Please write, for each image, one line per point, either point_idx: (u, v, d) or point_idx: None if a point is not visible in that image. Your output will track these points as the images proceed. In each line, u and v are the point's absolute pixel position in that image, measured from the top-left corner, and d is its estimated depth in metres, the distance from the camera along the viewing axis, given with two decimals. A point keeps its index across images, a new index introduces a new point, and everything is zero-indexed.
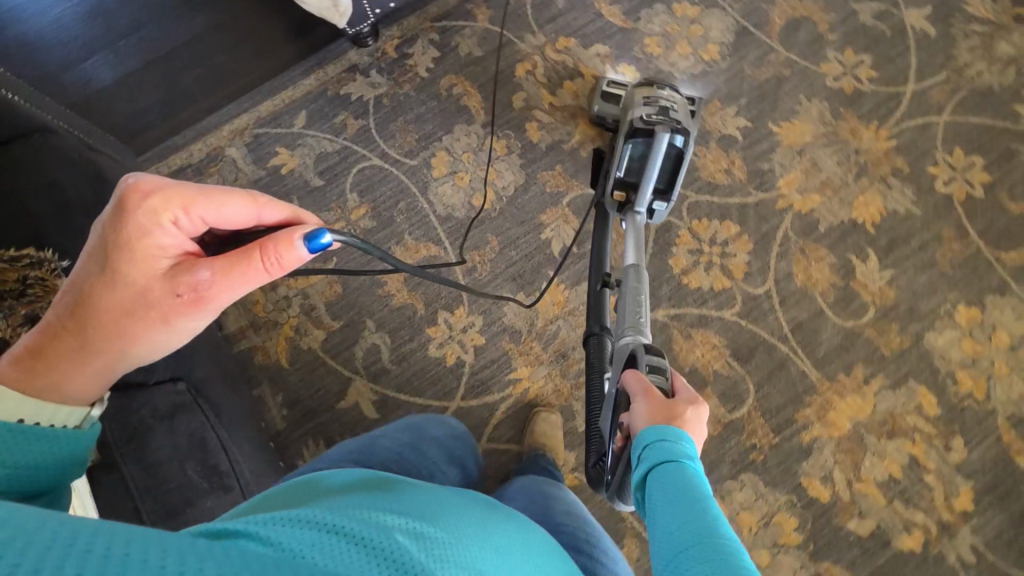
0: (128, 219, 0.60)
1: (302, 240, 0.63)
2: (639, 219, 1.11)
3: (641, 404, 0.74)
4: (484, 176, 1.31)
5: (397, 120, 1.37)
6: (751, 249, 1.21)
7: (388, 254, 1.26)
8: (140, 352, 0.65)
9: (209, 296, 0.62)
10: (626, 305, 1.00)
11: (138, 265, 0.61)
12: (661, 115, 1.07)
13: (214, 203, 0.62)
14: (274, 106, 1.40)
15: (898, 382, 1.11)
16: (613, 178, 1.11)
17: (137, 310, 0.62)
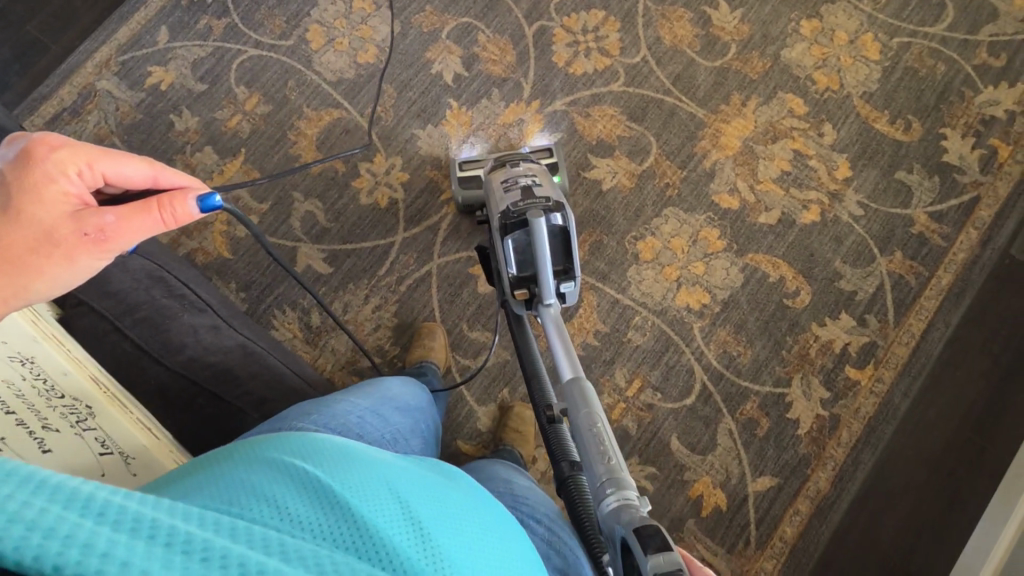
0: (33, 165, 0.63)
1: (197, 197, 0.69)
2: (553, 313, 0.95)
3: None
4: (362, 35, 1.34)
5: (259, 8, 1.36)
6: (620, 27, 1.32)
7: (294, 131, 1.29)
8: (42, 287, 0.64)
9: (113, 237, 0.66)
10: (584, 440, 0.74)
11: (43, 205, 0.64)
12: (528, 197, 0.96)
13: (114, 161, 0.67)
14: (132, 31, 1.37)
15: (769, 97, 1.27)
16: (507, 279, 0.97)
17: (40, 245, 0.63)
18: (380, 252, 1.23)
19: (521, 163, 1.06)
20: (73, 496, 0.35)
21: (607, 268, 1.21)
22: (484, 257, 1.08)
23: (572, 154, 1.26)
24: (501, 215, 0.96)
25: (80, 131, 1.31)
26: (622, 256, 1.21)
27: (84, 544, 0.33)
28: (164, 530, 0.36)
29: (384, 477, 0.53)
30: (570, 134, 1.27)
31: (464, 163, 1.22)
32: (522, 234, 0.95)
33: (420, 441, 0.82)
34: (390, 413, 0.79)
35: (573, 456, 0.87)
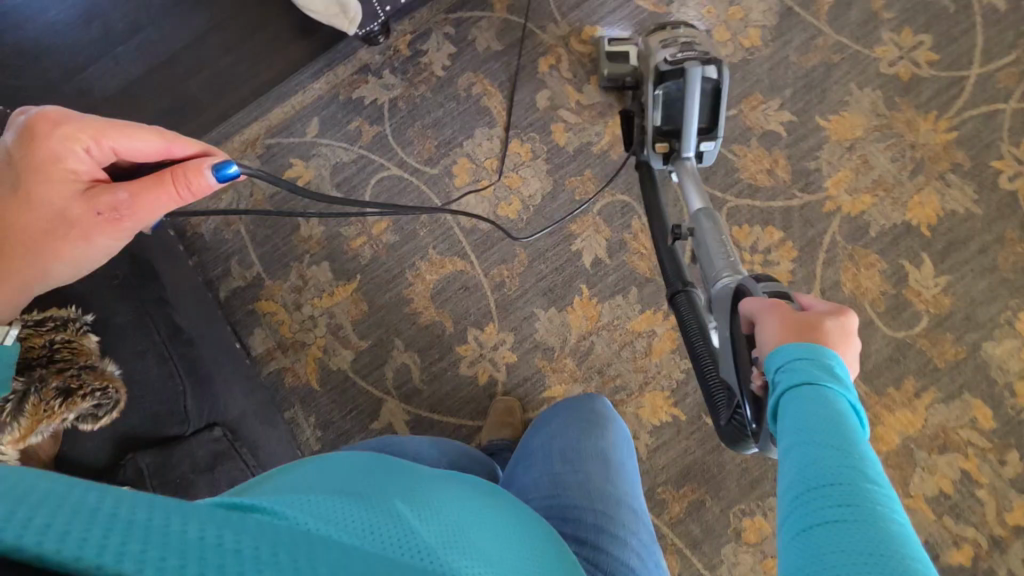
0: (37, 144, 0.69)
1: (210, 169, 0.70)
2: (690, 165, 1.07)
3: (771, 323, 0.65)
4: (509, 184, 1.24)
5: (414, 125, 1.30)
6: (796, 257, 1.15)
7: (413, 270, 1.22)
8: (64, 268, 0.74)
9: (126, 216, 0.71)
10: (711, 250, 0.94)
11: (53, 186, 0.70)
12: (687, 52, 1.03)
13: (122, 135, 0.70)
14: (286, 114, 1.33)
15: (951, 395, 1.07)
16: (652, 128, 1.07)
17: (58, 229, 0.71)
18: (465, 433, 1.15)
19: (680, 28, 1.12)
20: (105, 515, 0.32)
21: (701, 534, 1.07)
22: (626, 123, 1.19)
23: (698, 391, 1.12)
24: (656, 63, 1.04)
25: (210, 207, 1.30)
26: (722, 527, 1.07)
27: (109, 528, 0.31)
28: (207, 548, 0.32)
29: (439, 492, 0.49)
30: None
31: (611, 40, 1.23)
32: (673, 87, 1.04)
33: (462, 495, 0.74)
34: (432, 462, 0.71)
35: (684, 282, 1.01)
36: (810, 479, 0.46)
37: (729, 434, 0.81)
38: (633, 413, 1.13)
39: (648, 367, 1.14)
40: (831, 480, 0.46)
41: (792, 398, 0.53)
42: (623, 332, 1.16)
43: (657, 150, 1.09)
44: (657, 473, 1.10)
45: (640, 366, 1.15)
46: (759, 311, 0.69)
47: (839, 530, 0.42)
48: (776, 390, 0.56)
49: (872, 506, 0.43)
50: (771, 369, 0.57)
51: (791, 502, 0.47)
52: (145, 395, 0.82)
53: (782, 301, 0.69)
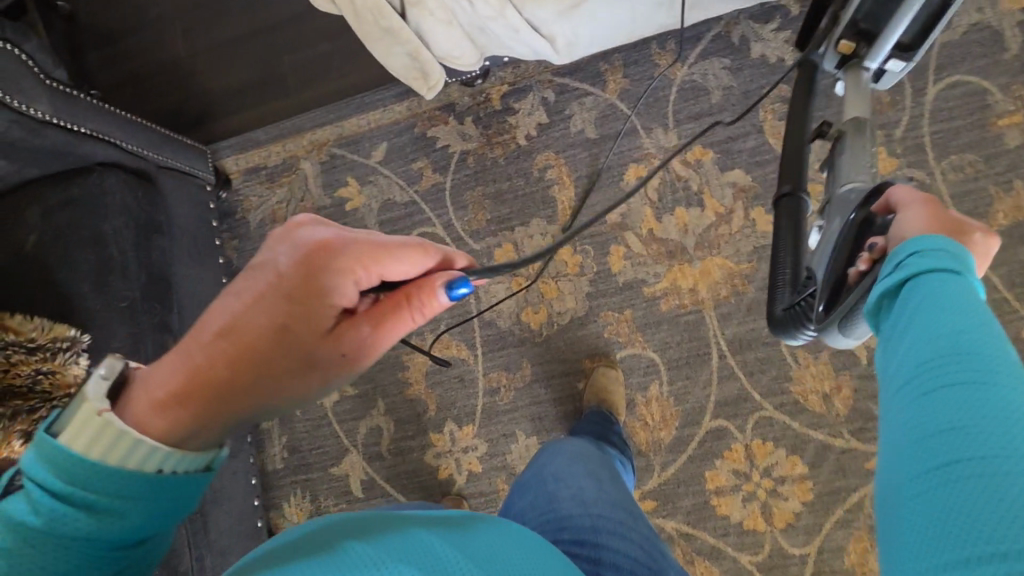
0: (324, 274, 0.58)
1: (445, 288, 0.61)
2: (866, 78, 0.90)
3: (915, 210, 0.57)
4: (544, 291, 1.15)
5: (475, 189, 1.21)
6: (809, 501, 1.02)
7: (419, 338, 1.20)
8: (301, 403, 0.60)
9: (372, 351, 0.62)
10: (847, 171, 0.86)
11: (311, 321, 0.58)
12: None
13: (391, 259, 0.61)
14: (358, 127, 1.28)
15: None
16: (845, 25, 0.85)
17: (312, 360, 0.58)
18: None
19: None
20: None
21: None
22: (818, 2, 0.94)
23: None
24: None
25: (263, 198, 1.30)
26: None
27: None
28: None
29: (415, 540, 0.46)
30: None
31: None
32: None
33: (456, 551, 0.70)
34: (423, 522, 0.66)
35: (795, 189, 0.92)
36: (952, 342, 0.42)
37: (783, 321, 0.84)
38: None
39: None
40: (979, 352, 0.41)
41: (927, 278, 0.47)
42: None
43: (838, 49, 0.89)
44: None
45: None
46: (905, 200, 0.60)
47: (966, 401, 0.39)
48: (896, 274, 0.49)
49: (1011, 384, 0.39)
50: (891, 264, 0.50)
51: (904, 386, 0.43)
52: None
53: (931, 197, 0.60)
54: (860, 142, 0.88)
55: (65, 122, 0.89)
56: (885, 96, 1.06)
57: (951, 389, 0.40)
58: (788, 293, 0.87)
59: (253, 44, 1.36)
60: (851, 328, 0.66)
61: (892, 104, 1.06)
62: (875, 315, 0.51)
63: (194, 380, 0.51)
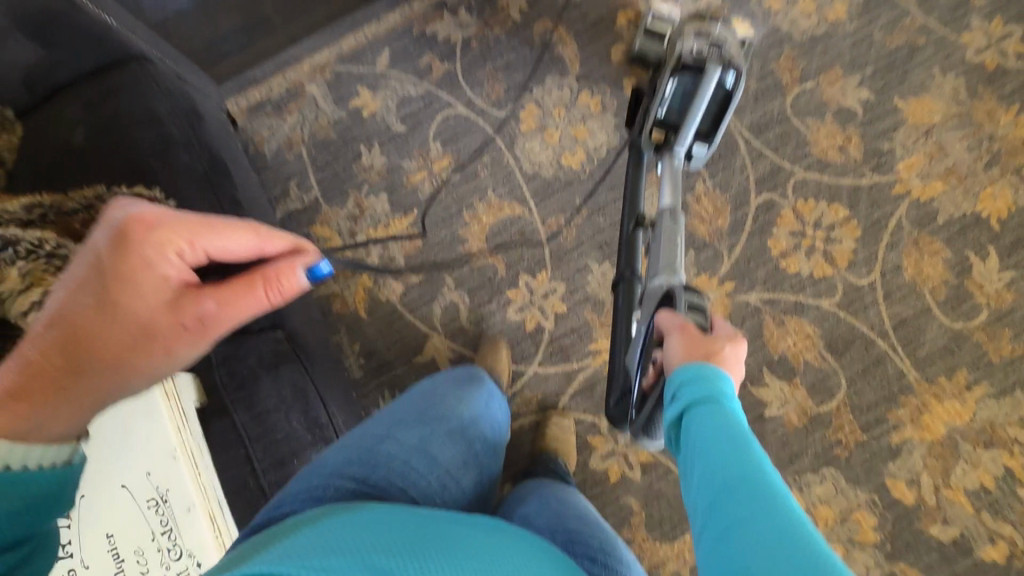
0: (127, 248, 0.62)
1: (304, 269, 0.67)
2: (677, 162, 1.03)
3: (675, 338, 0.68)
4: (576, 134, 1.23)
5: (485, 67, 1.29)
6: (860, 237, 1.14)
7: (470, 211, 1.22)
8: (139, 384, 0.63)
9: (211, 327, 0.64)
10: (660, 252, 0.93)
11: (142, 296, 0.62)
12: (713, 47, 0.95)
13: (215, 234, 0.65)
14: (356, 43, 1.33)
15: (1003, 392, 1.06)
16: (651, 118, 1.03)
17: (141, 344, 0.62)
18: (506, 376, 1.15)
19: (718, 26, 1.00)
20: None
21: None
22: (635, 103, 1.14)
23: (747, 360, 1.10)
24: (678, 54, 0.96)
25: (275, 128, 1.30)
26: None
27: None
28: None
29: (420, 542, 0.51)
30: (753, 336, 1.11)
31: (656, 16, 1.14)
32: (688, 82, 0.98)
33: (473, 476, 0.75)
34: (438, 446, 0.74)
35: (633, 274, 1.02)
36: (725, 482, 0.50)
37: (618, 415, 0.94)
38: None
39: None
40: (747, 480, 0.49)
41: (694, 411, 0.57)
42: None
43: (652, 138, 1.06)
44: None
45: None
46: (670, 327, 0.71)
47: (745, 524, 0.46)
48: (676, 406, 0.59)
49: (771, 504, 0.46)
50: (669, 398, 0.60)
51: (710, 499, 0.50)
52: None
53: (691, 322, 0.71)
54: (670, 229, 0.95)
55: (96, 7, 0.89)
56: None
57: (733, 512, 0.48)
58: (623, 381, 0.94)
59: None
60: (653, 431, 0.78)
61: None
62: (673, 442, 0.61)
63: (30, 370, 0.56)
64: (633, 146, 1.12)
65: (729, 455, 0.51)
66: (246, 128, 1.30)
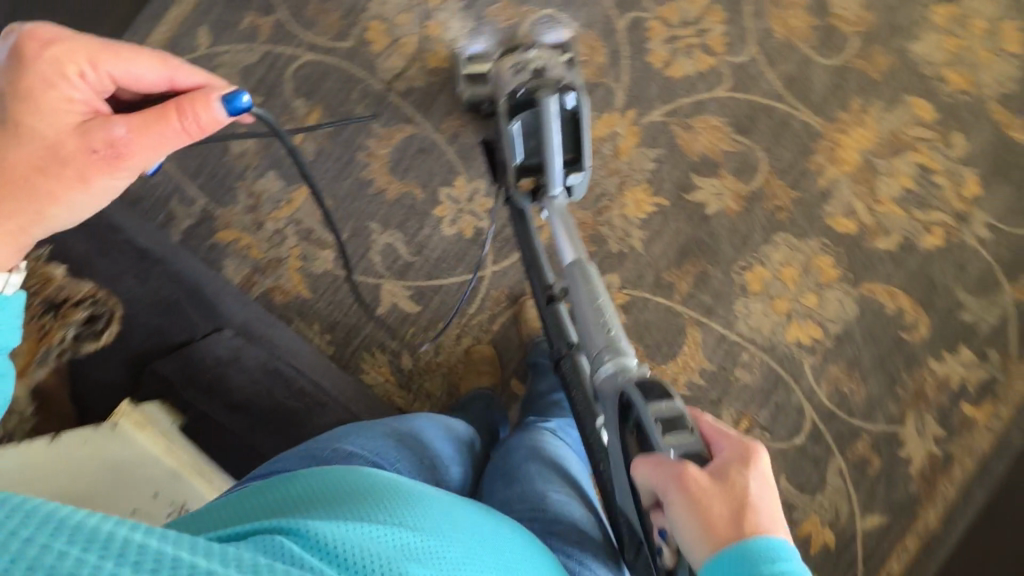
0: (24, 69, 0.58)
1: (222, 100, 0.60)
2: (557, 203, 0.93)
3: (680, 506, 0.51)
4: (430, 33, 1.19)
5: (311, 3, 1.20)
6: (726, 18, 1.17)
7: (363, 151, 1.17)
8: (64, 215, 0.60)
9: (126, 154, 0.59)
10: (590, 321, 0.79)
11: (44, 117, 0.58)
12: (538, 79, 0.91)
13: (121, 60, 0.61)
14: (167, 33, 1.21)
15: (893, 102, 1.14)
16: (512, 169, 0.91)
17: (46, 166, 0.58)
18: (469, 288, 1.16)
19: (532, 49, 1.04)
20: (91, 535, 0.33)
21: (713, 301, 1.12)
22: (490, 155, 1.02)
23: (673, 173, 1.14)
24: (508, 97, 0.89)
25: None
26: (729, 287, 1.12)
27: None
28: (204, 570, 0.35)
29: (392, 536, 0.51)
30: (670, 150, 1.14)
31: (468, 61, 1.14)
32: (530, 118, 0.88)
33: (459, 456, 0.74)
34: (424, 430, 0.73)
35: (570, 346, 0.89)
36: None
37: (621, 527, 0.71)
38: (620, 215, 1.14)
39: (620, 168, 1.15)
40: None
41: None
42: None
43: (522, 188, 0.95)
44: (657, 260, 1.13)
45: (613, 170, 1.15)
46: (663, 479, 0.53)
47: None
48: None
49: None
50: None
51: None
52: (137, 310, 0.79)
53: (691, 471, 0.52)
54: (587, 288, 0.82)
55: None
56: None
57: None
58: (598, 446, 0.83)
59: None
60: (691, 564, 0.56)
61: None
62: None
63: None
64: (513, 204, 1.02)
65: None
66: None
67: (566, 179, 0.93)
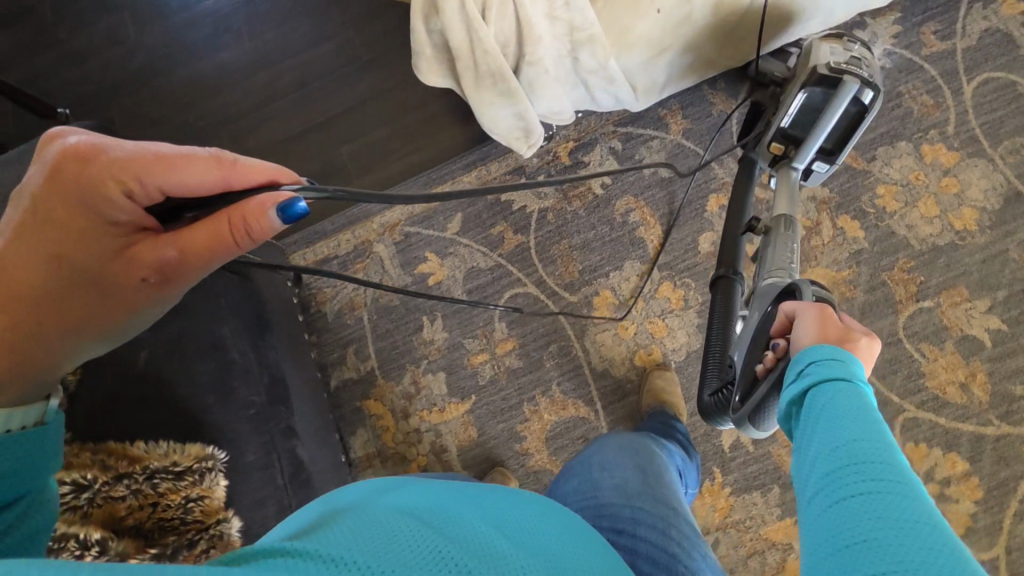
0: (76, 187, 0.54)
1: (276, 211, 0.53)
2: (796, 178, 0.97)
3: (810, 318, 0.61)
4: (653, 331, 1.14)
5: (561, 243, 1.21)
6: (982, 499, 0.97)
7: (531, 404, 1.14)
8: (103, 337, 0.60)
9: (174, 273, 0.57)
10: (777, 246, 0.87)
11: (99, 245, 0.56)
12: (852, 62, 0.89)
13: (175, 171, 0.54)
14: (429, 203, 1.28)
15: None
16: (775, 128, 0.96)
17: (99, 293, 0.57)
18: None
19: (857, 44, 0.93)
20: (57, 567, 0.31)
21: None
22: (751, 116, 1.08)
23: None
24: (814, 66, 0.89)
25: (340, 288, 1.26)
26: None
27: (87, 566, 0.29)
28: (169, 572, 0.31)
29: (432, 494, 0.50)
30: None
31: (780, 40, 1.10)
32: (818, 95, 0.91)
33: None
34: None
35: (729, 271, 0.99)
36: (848, 460, 0.44)
37: (710, 408, 0.84)
38: None
39: None
40: (870, 460, 0.44)
41: (823, 387, 0.50)
42: (755, 537, 1.02)
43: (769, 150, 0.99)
44: None
45: None
46: (801, 310, 0.64)
47: (874, 514, 0.41)
48: (801, 383, 0.52)
49: (908, 494, 0.41)
50: (793, 373, 0.54)
51: (821, 488, 0.45)
52: None
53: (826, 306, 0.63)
54: (784, 236, 0.89)
55: None
56: (928, 99, 1.15)
57: (861, 484, 0.43)
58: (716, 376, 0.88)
59: (306, 142, 1.38)
60: (761, 422, 0.67)
61: (937, 105, 1.14)
62: (789, 420, 0.54)
63: None
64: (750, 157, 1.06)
65: (856, 418, 0.46)
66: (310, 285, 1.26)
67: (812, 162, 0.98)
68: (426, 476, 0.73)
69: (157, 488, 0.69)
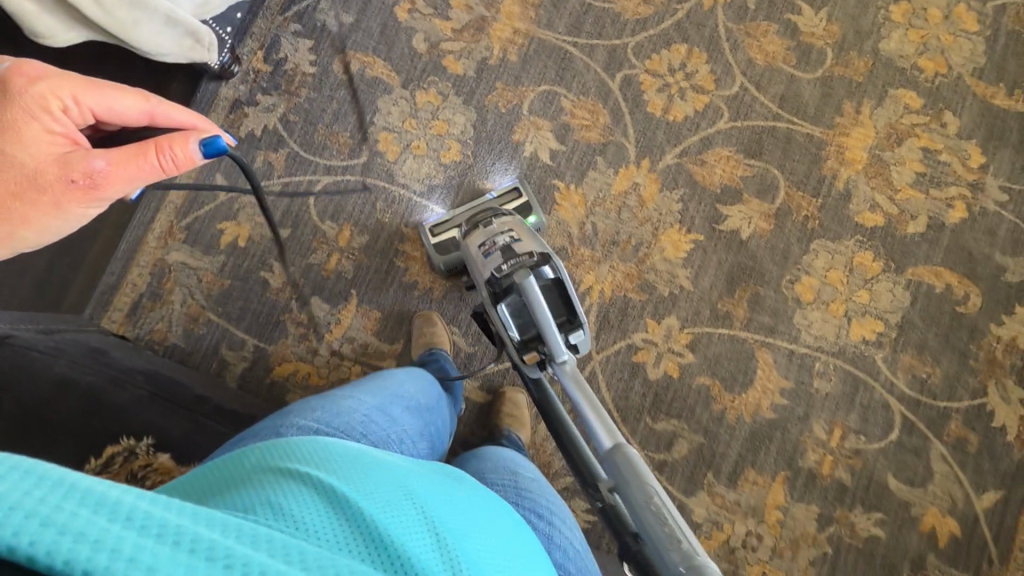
0: (9, 99, 0.62)
1: (201, 144, 0.65)
2: (569, 369, 0.86)
3: None
4: (437, 131, 1.23)
5: (319, 129, 1.24)
6: (708, 58, 1.24)
7: (400, 256, 1.19)
8: (26, 235, 0.64)
9: (102, 186, 0.64)
10: (638, 505, 0.68)
11: (23, 145, 0.62)
12: (512, 257, 0.91)
13: (105, 96, 0.65)
14: (184, 188, 1.22)
15: (881, 98, 1.22)
16: (512, 343, 0.89)
17: (20, 192, 0.62)
18: None
19: (495, 219, 1.02)
20: (110, 501, 0.30)
21: (773, 320, 1.15)
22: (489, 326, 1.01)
23: (700, 208, 1.19)
24: (488, 285, 0.91)
25: (169, 315, 1.18)
26: (784, 304, 1.16)
27: (131, 558, 0.28)
28: (206, 542, 0.31)
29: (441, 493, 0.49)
30: (692, 187, 1.20)
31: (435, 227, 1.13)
32: (515, 299, 0.89)
33: (426, 443, 0.77)
34: (397, 412, 0.75)
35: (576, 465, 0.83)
36: None
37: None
38: (662, 259, 1.17)
39: (650, 215, 1.19)
40: None
41: None
42: (612, 199, 1.19)
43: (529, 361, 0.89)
44: (708, 292, 1.16)
45: (643, 219, 1.19)
46: None
47: None
48: None
49: None
50: None
51: None
52: None
53: None
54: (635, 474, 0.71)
55: None
56: None
57: None
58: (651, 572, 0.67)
59: None
60: None
61: None
62: None
63: None
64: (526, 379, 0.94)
65: None
66: (140, 335, 1.17)
67: (568, 340, 0.89)
68: (366, 405, 0.72)
69: (101, 487, 0.69)
